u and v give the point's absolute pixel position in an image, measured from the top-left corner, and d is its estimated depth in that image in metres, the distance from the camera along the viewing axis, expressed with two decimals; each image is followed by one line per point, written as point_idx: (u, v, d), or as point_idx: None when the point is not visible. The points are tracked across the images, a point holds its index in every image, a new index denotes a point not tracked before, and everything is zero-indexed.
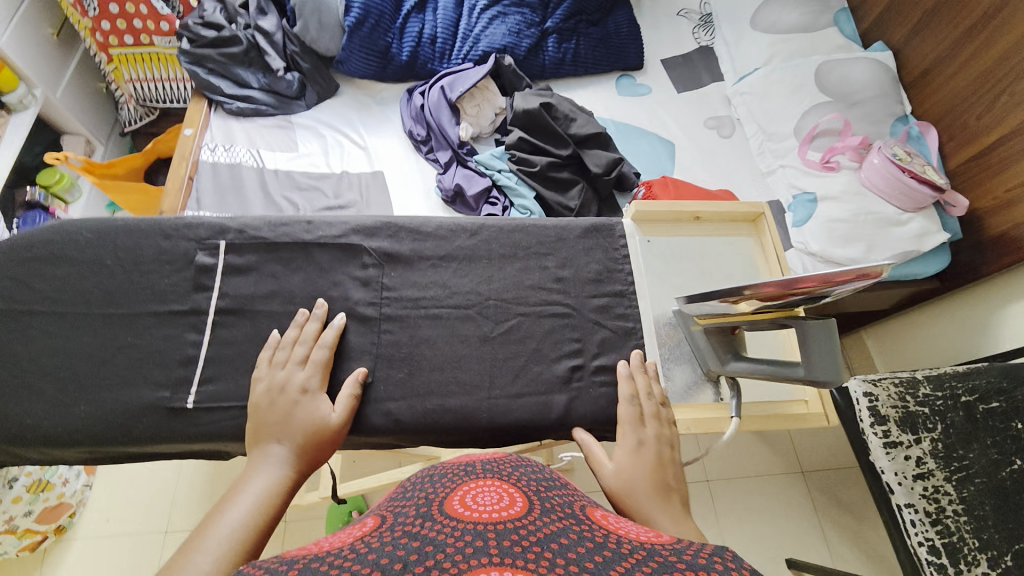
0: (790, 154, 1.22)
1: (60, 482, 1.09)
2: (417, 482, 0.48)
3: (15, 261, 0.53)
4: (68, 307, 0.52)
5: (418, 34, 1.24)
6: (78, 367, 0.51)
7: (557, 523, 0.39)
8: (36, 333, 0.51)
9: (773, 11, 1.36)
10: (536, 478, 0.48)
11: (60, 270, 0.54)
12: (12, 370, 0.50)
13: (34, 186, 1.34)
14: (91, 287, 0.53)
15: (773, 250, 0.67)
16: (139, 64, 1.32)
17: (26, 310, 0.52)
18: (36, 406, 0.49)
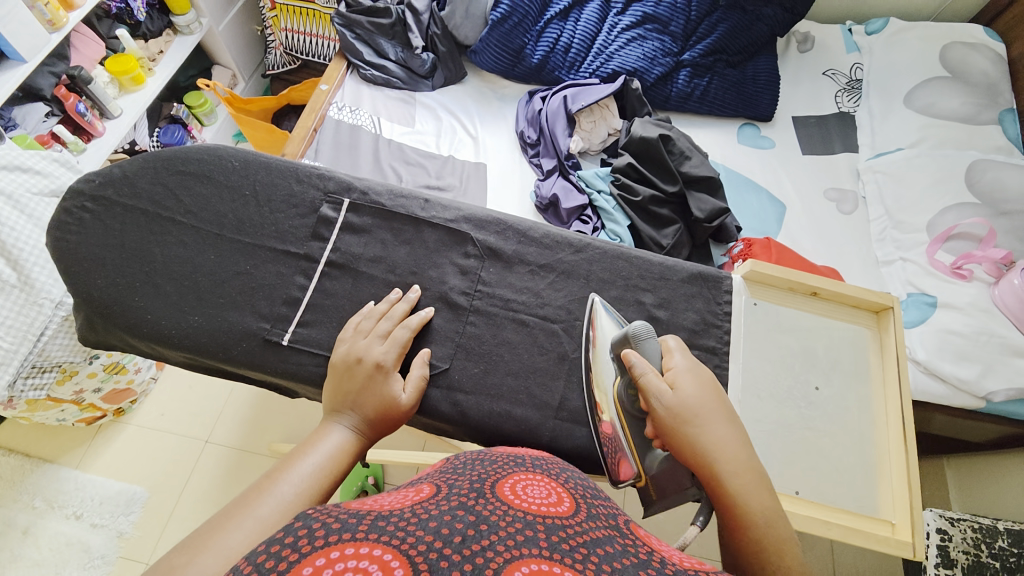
0: (915, 249, 1.12)
1: (133, 369, 1.20)
2: (465, 461, 0.47)
3: (170, 170, 0.58)
4: (204, 224, 0.56)
5: (554, 40, 1.25)
6: (199, 279, 0.54)
7: (602, 530, 0.37)
8: (171, 240, 0.55)
9: (932, 91, 1.25)
10: (582, 484, 0.46)
11: (205, 189, 0.58)
12: (141, 265, 0.55)
13: (181, 105, 1.50)
14: (227, 211, 0.57)
15: (895, 354, 0.59)
16: (296, 17, 1.44)
17: (170, 218, 0.56)
18: (158, 305, 0.53)
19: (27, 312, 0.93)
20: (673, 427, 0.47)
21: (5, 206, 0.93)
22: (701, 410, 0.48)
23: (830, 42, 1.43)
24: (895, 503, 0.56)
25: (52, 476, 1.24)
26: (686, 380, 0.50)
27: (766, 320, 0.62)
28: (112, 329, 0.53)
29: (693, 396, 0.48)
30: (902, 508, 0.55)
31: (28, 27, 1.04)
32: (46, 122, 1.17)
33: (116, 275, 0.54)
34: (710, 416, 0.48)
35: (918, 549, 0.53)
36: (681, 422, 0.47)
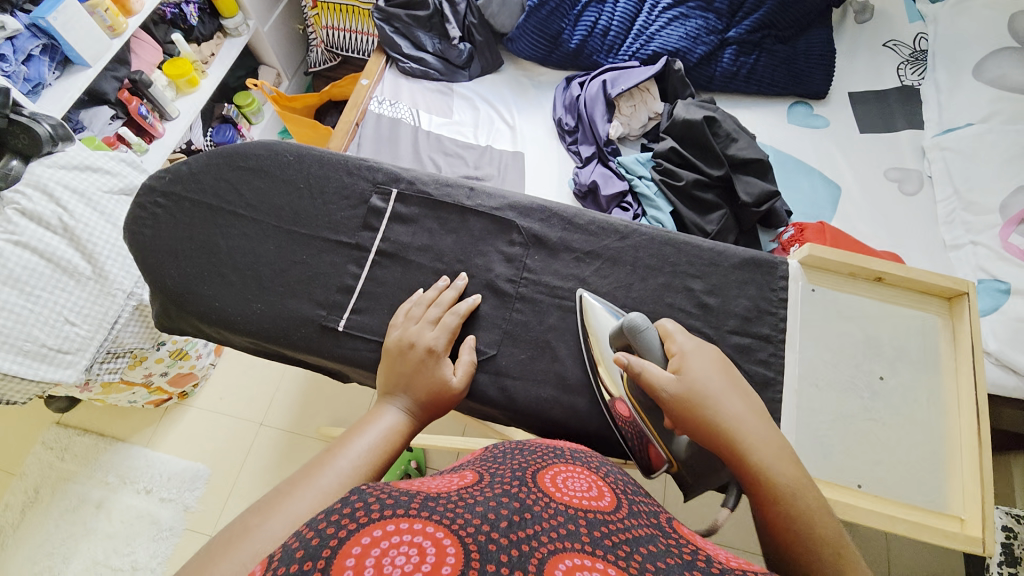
0: (987, 232, 1.04)
1: (194, 355, 1.29)
2: (507, 450, 0.48)
3: (231, 166, 0.61)
4: (263, 217, 0.59)
5: (593, 23, 1.22)
6: (261, 269, 0.57)
7: (644, 529, 0.37)
8: (235, 232, 0.59)
9: (1011, 57, 1.14)
10: (624, 480, 0.47)
11: (263, 183, 0.60)
12: (208, 256, 0.58)
13: (231, 105, 1.58)
14: (284, 204, 0.59)
15: (971, 343, 0.55)
16: (337, 14, 1.47)
17: (232, 211, 0.59)
18: (224, 293, 0.57)
19: (101, 302, 0.99)
20: (688, 411, 0.48)
21: (80, 204, 0.99)
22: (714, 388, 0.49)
23: (891, 10, 1.33)
24: (965, 496, 0.53)
25: (125, 453, 1.35)
26: (692, 363, 0.50)
27: (824, 307, 0.59)
28: (184, 316, 0.57)
29: (701, 377, 0.49)
30: (973, 503, 0.52)
31: (91, 32, 1.08)
32: (111, 125, 1.24)
33: (186, 266, 0.58)
34: (720, 395, 0.48)
35: (989, 545, 0.50)
36: (694, 405, 0.48)
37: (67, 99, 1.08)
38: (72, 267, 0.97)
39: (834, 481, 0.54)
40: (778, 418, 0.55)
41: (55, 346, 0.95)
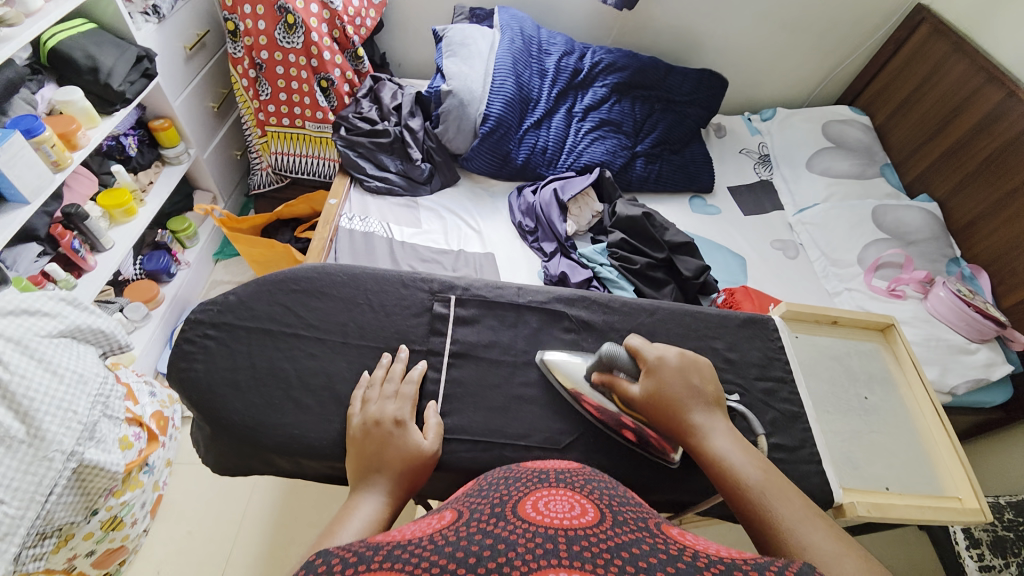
0: (856, 279, 1.37)
1: (130, 522, 1.08)
2: (492, 482, 0.51)
3: (285, 291, 0.66)
4: (328, 335, 0.64)
5: (533, 144, 1.47)
6: (338, 387, 0.61)
7: (628, 535, 0.40)
8: (302, 354, 0.62)
9: (826, 158, 1.61)
10: (608, 491, 0.51)
11: (322, 303, 0.66)
12: (281, 383, 0.60)
13: (165, 230, 1.50)
14: (348, 320, 0.65)
15: (913, 360, 0.74)
16: (287, 141, 1.54)
17: (295, 333, 0.63)
18: (303, 419, 0.58)
19: (35, 470, 0.82)
20: (657, 415, 0.58)
21: (14, 354, 0.85)
22: (676, 386, 0.59)
23: (737, 128, 1.79)
24: (956, 480, 0.67)
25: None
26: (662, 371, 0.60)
27: (809, 349, 0.74)
28: (259, 450, 0.58)
29: (668, 380, 0.59)
30: (964, 483, 0.66)
31: (34, 169, 1.03)
32: (37, 262, 1.12)
33: (256, 397, 0.59)
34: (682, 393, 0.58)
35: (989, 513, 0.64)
36: (661, 408, 0.58)
37: None
38: (4, 431, 0.81)
39: (868, 489, 0.65)
40: (817, 445, 0.65)
41: None
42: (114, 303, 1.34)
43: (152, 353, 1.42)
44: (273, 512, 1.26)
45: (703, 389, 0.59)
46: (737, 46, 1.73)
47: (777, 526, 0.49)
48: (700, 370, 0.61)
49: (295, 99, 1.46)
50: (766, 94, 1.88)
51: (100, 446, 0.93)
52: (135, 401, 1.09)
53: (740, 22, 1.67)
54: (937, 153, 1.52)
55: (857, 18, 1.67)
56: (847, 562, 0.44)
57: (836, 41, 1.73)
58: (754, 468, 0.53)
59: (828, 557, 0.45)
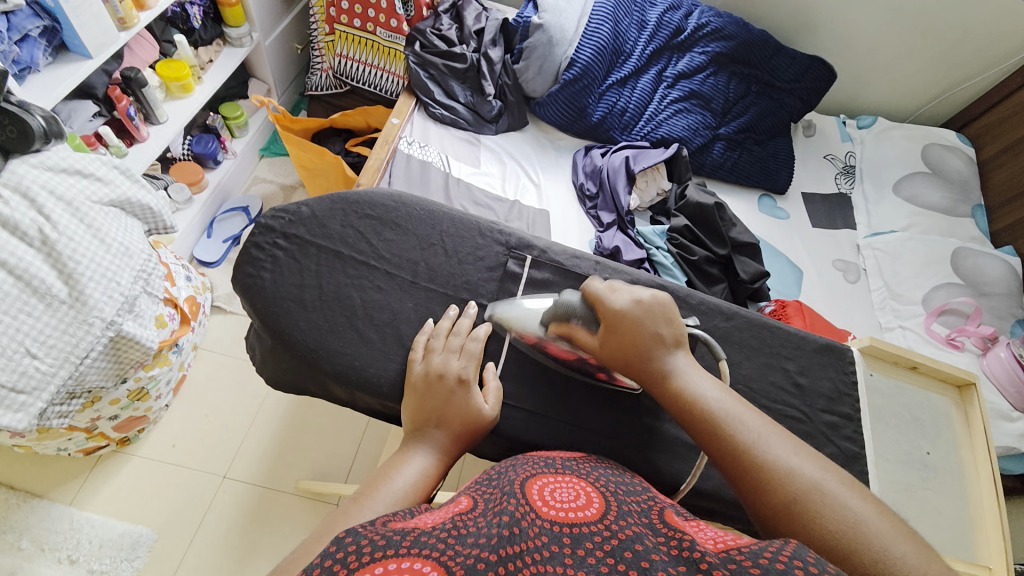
0: (913, 320, 1.31)
1: (153, 396, 1.13)
2: (500, 470, 0.50)
3: (359, 216, 0.63)
4: (397, 271, 0.61)
5: (613, 103, 1.36)
6: (402, 327, 0.59)
7: (631, 528, 0.39)
8: (370, 286, 0.60)
9: (916, 183, 1.49)
10: (615, 480, 0.49)
11: (395, 235, 0.63)
12: (345, 312, 0.59)
13: (216, 115, 1.46)
14: (420, 259, 0.62)
15: (984, 426, 0.70)
16: (353, 44, 1.44)
17: (365, 261, 0.61)
18: (363, 352, 0.57)
19: (73, 332, 0.83)
20: (616, 365, 0.56)
21: (64, 213, 0.84)
22: (641, 331, 0.55)
23: (828, 131, 1.64)
24: (991, 551, 0.66)
25: (47, 511, 1.11)
26: (624, 317, 0.55)
27: (881, 390, 0.70)
28: (316, 373, 0.57)
29: (628, 333, 0.55)
30: (1000, 557, 0.65)
31: (100, 22, 0.98)
32: (92, 122, 1.11)
33: (320, 320, 0.58)
34: (640, 334, 0.55)
35: None
36: (620, 355, 0.55)
37: (61, 89, 0.95)
38: (47, 289, 0.81)
39: None
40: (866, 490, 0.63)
41: (9, 385, 0.78)
42: (160, 180, 1.33)
43: (189, 238, 1.41)
44: (284, 416, 1.29)
45: (663, 331, 0.55)
46: (856, 37, 1.55)
47: (739, 445, 0.49)
48: (664, 316, 0.56)
49: (371, 1, 1.35)
50: (871, 98, 1.70)
51: (138, 320, 0.94)
52: (172, 283, 1.10)
53: (867, 10, 1.49)
54: None
55: (1004, 32, 1.47)
56: (808, 466, 0.47)
57: (969, 55, 1.54)
58: (721, 394, 0.53)
59: (791, 469, 0.47)
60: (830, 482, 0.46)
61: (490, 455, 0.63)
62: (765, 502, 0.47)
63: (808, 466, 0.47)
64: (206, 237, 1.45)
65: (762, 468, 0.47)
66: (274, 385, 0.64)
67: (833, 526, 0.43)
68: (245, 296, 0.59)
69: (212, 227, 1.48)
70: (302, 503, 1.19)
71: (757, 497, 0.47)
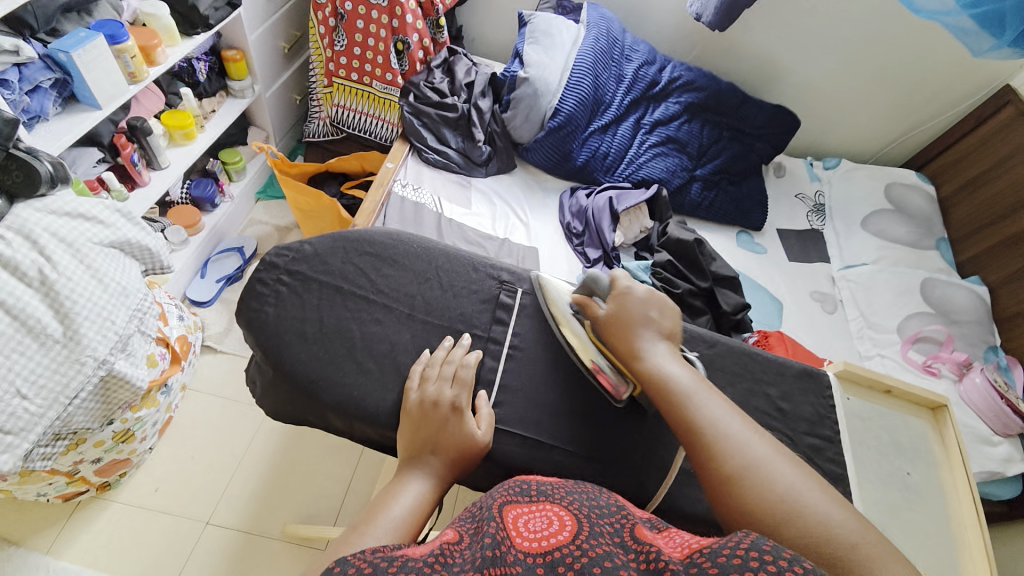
0: (890, 348, 1.36)
1: (138, 438, 1.10)
2: (477, 504, 0.50)
3: (359, 253, 0.67)
4: (395, 304, 0.64)
5: (596, 147, 1.45)
6: (400, 358, 0.61)
7: (601, 547, 0.40)
8: (369, 319, 0.63)
9: (883, 219, 1.58)
10: (588, 504, 0.48)
11: (393, 271, 0.66)
12: (345, 344, 0.61)
13: (216, 160, 1.51)
14: (417, 293, 0.65)
15: (958, 446, 0.73)
16: (351, 95, 1.53)
17: (365, 296, 0.64)
18: (362, 383, 0.59)
19: (64, 371, 0.83)
20: (611, 340, 0.62)
21: (65, 255, 0.86)
22: (631, 319, 0.62)
23: (798, 171, 1.74)
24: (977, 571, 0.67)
25: (16, 563, 1.06)
26: (629, 298, 0.63)
27: (859, 412, 0.73)
28: (316, 405, 0.59)
29: (629, 312, 0.62)
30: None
31: (110, 75, 1.04)
32: (96, 167, 1.15)
33: (320, 352, 0.60)
34: (635, 315, 0.62)
35: None
36: (617, 329, 0.62)
37: (71, 136, 1.00)
38: (42, 328, 0.82)
39: None
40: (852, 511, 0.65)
41: None
42: (157, 223, 1.36)
43: (183, 279, 1.43)
44: (272, 457, 1.27)
45: (658, 320, 0.62)
46: (816, 89, 1.70)
47: (699, 423, 0.54)
48: (662, 308, 0.63)
49: (368, 56, 1.45)
50: (834, 142, 1.83)
51: (130, 359, 0.95)
52: (165, 322, 1.11)
53: (823, 65, 1.64)
54: (996, 239, 1.49)
55: (947, 83, 1.62)
56: (760, 448, 0.52)
57: (918, 104, 1.68)
58: (690, 378, 0.58)
59: (744, 447, 0.52)
60: (777, 464, 0.50)
61: (485, 485, 0.64)
62: (713, 471, 0.51)
63: (759, 447, 0.52)
64: (200, 277, 1.47)
65: (715, 442, 0.52)
66: (275, 416, 0.65)
67: (770, 498, 0.48)
68: (249, 329, 0.62)
69: (206, 267, 1.50)
70: (289, 548, 1.15)
71: (706, 463, 0.52)
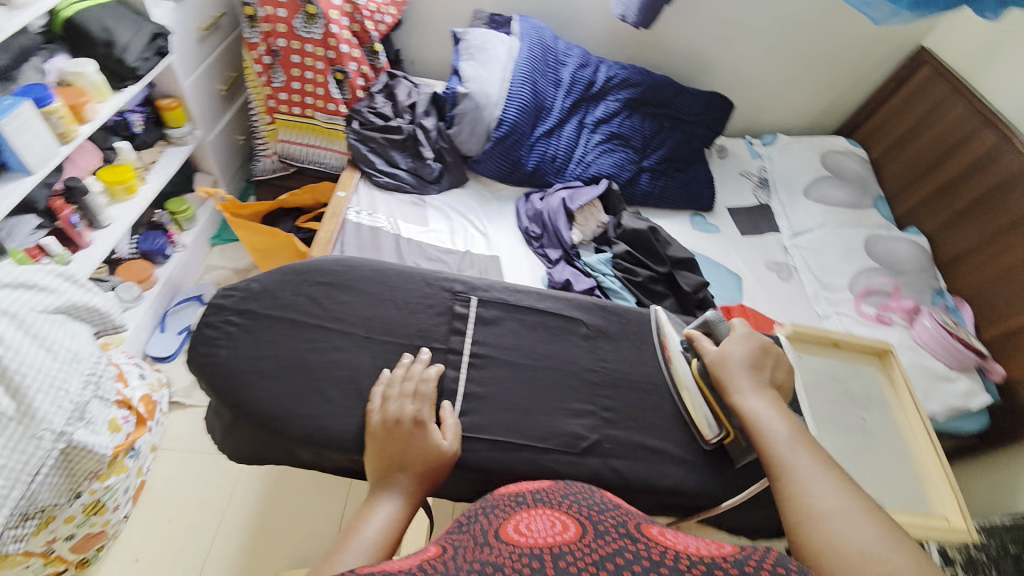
0: (846, 304, 1.42)
1: (111, 508, 1.06)
2: (472, 514, 0.53)
3: (310, 283, 0.67)
4: (352, 328, 0.65)
5: (543, 151, 1.48)
6: (362, 381, 0.62)
7: (612, 544, 0.42)
8: (327, 347, 0.63)
9: (823, 185, 1.67)
10: (586, 504, 0.51)
11: (347, 296, 0.67)
12: (304, 374, 0.61)
13: (163, 211, 1.48)
14: (374, 314, 0.66)
15: (907, 386, 0.78)
16: (295, 129, 1.52)
17: (321, 324, 0.64)
18: (325, 411, 0.59)
19: (22, 449, 0.80)
20: (711, 379, 0.66)
21: (9, 327, 0.83)
22: (731, 369, 0.65)
23: (739, 151, 1.82)
24: (943, 501, 0.71)
25: None
26: (733, 342, 0.67)
27: (812, 368, 0.78)
28: (281, 440, 0.59)
29: (730, 354, 0.66)
30: (952, 504, 0.70)
31: (40, 139, 1.02)
32: (33, 235, 1.12)
33: (278, 387, 0.60)
34: (736, 360, 0.65)
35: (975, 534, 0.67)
36: (715, 370, 0.66)
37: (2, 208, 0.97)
38: None
39: None
40: None
41: None
42: (107, 282, 1.33)
43: (141, 336, 1.39)
44: (257, 505, 1.23)
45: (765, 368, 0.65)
46: (744, 72, 1.78)
47: (784, 464, 0.56)
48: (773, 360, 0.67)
49: (308, 89, 1.45)
50: (769, 119, 1.92)
51: (89, 427, 0.92)
52: (124, 383, 1.07)
53: (747, 49, 1.72)
54: (927, 190, 1.59)
55: (861, 53, 1.73)
56: (842, 501, 0.51)
57: (838, 75, 1.79)
58: (787, 431, 0.59)
59: (826, 496, 0.52)
60: (855, 517, 0.49)
61: (467, 494, 0.65)
62: (790, 513, 0.53)
63: (836, 499, 0.51)
64: (159, 332, 1.43)
65: (797, 485, 0.54)
66: (237, 460, 0.65)
67: (838, 548, 0.47)
68: (202, 374, 0.61)
69: (165, 321, 1.46)
70: None
71: (786, 504, 0.54)
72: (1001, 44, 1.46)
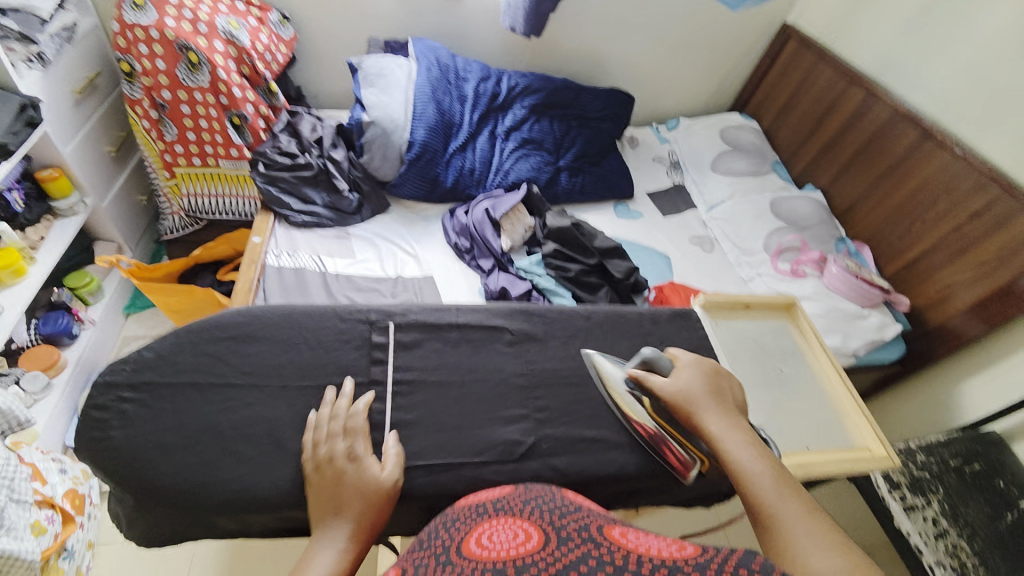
0: (764, 265, 1.53)
1: None
2: (432, 530, 0.51)
3: (210, 340, 0.66)
4: (265, 381, 0.65)
5: (460, 166, 1.50)
6: (280, 432, 0.62)
7: (576, 550, 0.41)
8: (237, 404, 0.63)
9: (726, 159, 1.79)
10: (547, 507, 0.52)
11: (254, 347, 0.67)
12: (213, 438, 0.60)
13: (62, 288, 1.36)
14: (284, 360, 0.66)
15: (813, 332, 0.85)
16: (198, 181, 1.45)
17: (227, 382, 0.64)
18: (244, 471, 0.59)
19: None
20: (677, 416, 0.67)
21: None
22: (694, 404, 0.66)
23: (648, 139, 1.93)
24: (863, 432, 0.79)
25: None
26: (686, 376, 0.69)
27: (729, 332, 0.84)
28: (199, 511, 0.57)
29: (688, 389, 0.67)
30: (870, 433, 0.78)
31: None
32: None
33: (186, 457, 0.59)
34: (702, 397, 0.66)
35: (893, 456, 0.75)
36: (680, 407, 0.67)
37: None
38: None
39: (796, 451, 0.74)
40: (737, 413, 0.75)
41: None
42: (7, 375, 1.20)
43: (56, 429, 1.26)
44: None
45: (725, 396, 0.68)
46: (639, 65, 1.89)
47: (757, 499, 0.56)
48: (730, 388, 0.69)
49: (205, 137, 1.39)
50: (670, 106, 2.05)
51: (8, 535, 0.82)
52: (43, 480, 0.95)
53: (637, 44, 1.83)
54: (817, 148, 1.74)
55: (736, 35, 1.89)
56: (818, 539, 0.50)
57: (722, 58, 1.94)
58: (766, 469, 0.58)
59: (801, 533, 0.51)
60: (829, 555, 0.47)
61: (414, 523, 0.65)
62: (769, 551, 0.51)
63: (813, 539, 0.50)
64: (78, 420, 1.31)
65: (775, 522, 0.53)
66: (148, 545, 0.63)
67: None
68: (96, 462, 0.59)
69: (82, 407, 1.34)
70: None
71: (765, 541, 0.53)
72: (859, 10, 1.62)
